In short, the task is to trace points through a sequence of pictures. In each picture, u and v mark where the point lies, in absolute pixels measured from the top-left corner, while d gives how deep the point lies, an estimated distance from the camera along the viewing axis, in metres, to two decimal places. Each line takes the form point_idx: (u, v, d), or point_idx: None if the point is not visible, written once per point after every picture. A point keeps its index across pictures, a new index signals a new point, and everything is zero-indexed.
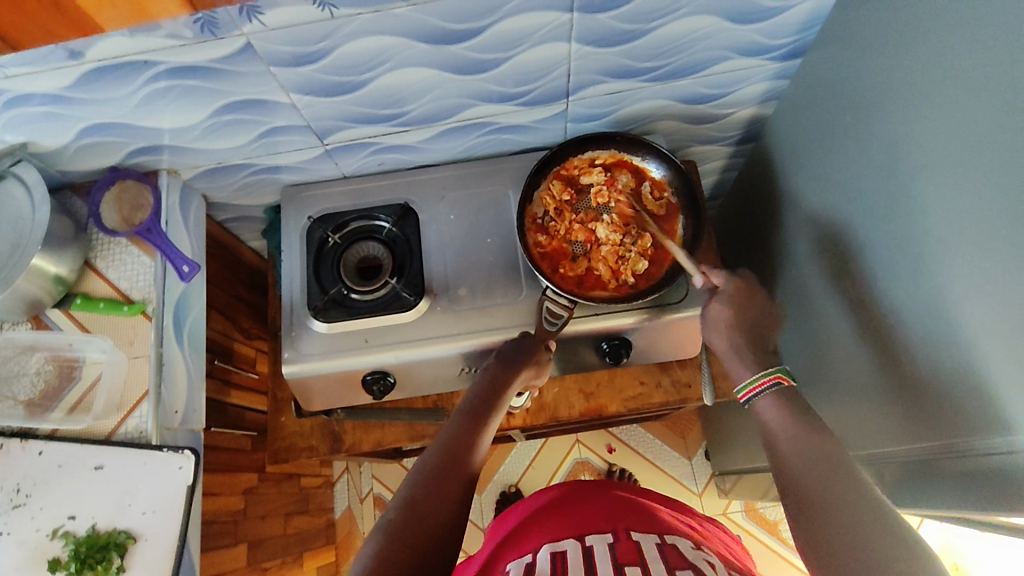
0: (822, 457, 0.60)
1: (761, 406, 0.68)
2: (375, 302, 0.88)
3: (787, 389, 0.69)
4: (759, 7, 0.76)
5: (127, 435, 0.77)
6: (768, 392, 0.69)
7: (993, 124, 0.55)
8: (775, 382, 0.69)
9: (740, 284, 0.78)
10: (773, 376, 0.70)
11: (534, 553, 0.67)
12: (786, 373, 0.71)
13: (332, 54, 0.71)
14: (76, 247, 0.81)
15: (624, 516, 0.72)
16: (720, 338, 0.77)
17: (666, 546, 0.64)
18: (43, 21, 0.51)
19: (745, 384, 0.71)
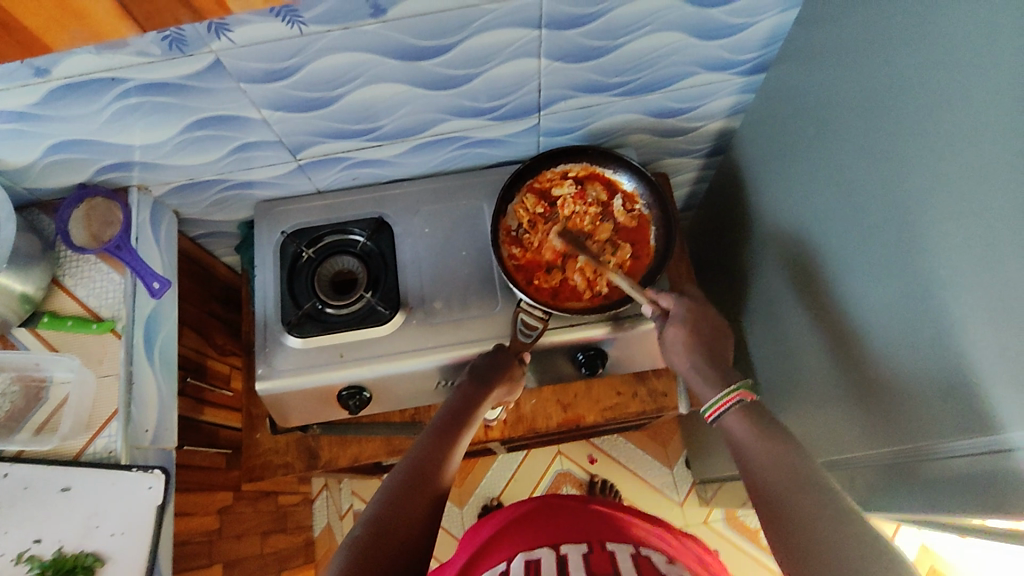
0: (787, 463, 0.62)
1: (730, 424, 0.70)
2: (350, 316, 0.88)
3: (750, 402, 0.71)
4: (723, 24, 0.78)
5: (95, 456, 0.76)
6: (733, 409, 0.71)
7: (947, 137, 0.57)
8: (740, 399, 0.71)
9: (689, 305, 0.82)
10: (737, 394, 0.72)
11: (508, 562, 0.68)
12: (748, 388, 0.73)
13: (302, 71, 0.71)
14: (42, 265, 0.80)
15: (599, 528, 0.72)
16: (681, 359, 0.80)
17: (639, 557, 0.65)
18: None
19: (711, 404, 0.73)
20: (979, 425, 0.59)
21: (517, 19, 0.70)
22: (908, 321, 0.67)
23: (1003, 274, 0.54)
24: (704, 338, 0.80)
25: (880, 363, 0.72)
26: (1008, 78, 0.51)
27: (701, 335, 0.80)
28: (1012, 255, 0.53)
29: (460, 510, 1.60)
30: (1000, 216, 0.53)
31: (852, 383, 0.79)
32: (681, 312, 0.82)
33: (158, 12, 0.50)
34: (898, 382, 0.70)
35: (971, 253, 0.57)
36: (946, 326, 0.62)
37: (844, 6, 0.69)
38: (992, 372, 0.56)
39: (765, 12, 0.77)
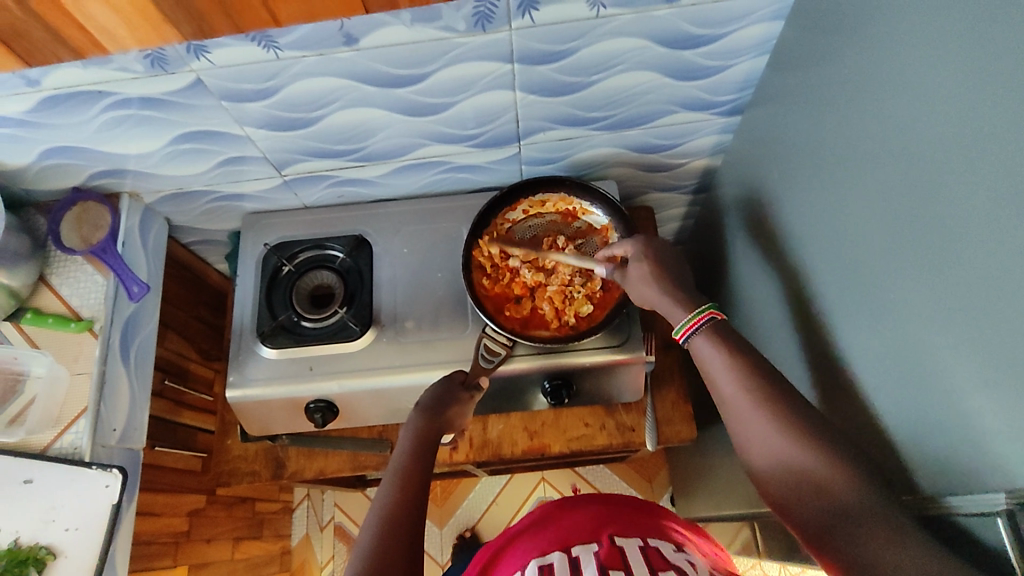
0: (777, 450, 0.61)
1: (698, 345, 0.71)
2: (322, 331, 0.90)
3: (719, 323, 0.71)
4: (697, 66, 0.79)
5: (61, 451, 0.78)
6: (701, 330, 0.71)
7: (893, 192, 0.57)
8: (708, 319, 0.72)
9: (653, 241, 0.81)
10: (708, 313, 0.72)
11: (521, 570, 0.66)
12: (717, 308, 0.73)
13: (282, 92, 0.74)
14: (30, 263, 0.83)
15: (612, 519, 0.72)
16: (650, 288, 0.77)
17: (648, 549, 0.66)
18: None
19: (682, 324, 0.73)
20: (929, 485, 0.58)
21: (487, 53, 0.72)
22: (863, 373, 0.66)
23: (942, 332, 0.53)
24: (671, 267, 0.78)
25: (840, 413, 0.71)
26: (949, 136, 0.51)
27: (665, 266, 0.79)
28: (949, 313, 0.52)
29: (440, 530, 1.59)
30: (939, 271, 0.53)
31: None
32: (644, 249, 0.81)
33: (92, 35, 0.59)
34: (857, 435, 0.68)
35: (916, 308, 0.57)
36: (897, 380, 0.61)
37: (811, 56, 0.69)
38: (942, 431, 0.55)
39: (739, 56, 0.78)
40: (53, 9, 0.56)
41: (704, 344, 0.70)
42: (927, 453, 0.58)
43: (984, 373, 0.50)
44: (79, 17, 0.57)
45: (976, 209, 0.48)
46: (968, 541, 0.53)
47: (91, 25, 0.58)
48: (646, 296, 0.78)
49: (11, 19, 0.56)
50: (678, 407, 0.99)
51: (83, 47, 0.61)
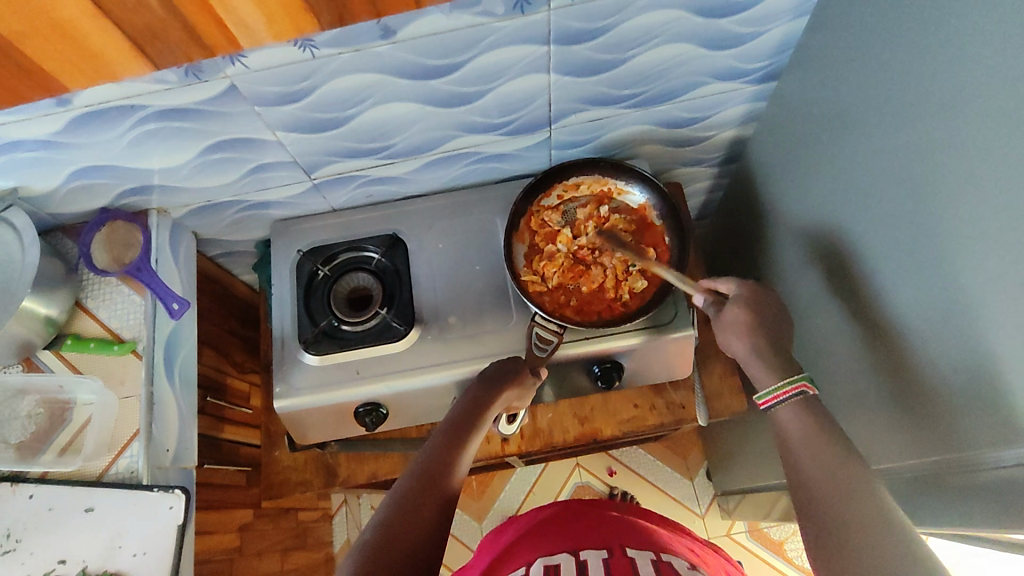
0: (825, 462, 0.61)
1: (782, 415, 0.68)
2: (365, 333, 0.88)
3: (810, 398, 0.67)
4: (731, 34, 0.78)
5: (117, 476, 0.77)
6: (790, 402, 0.67)
7: (951, 144, 0.57)
8: (799, 391, 0.68)
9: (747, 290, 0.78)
10: (801, 385, 0.68)
11: (528, 566, 0.67)
12: (811, 380, 0.69)
13: (316, 92, 0.73)
14: (66, 288, 0.82)
15: (620, 531, 0.71)
16: (738, 342, 0.75)
17: (661, 562, 0.64)
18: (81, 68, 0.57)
19: (766, 392, 0.70)
20: (993, 437, 0.58)
21: (526, 36, 0.71)
22: (917, 332, 0.66)
23: (1005, 282, 0.53)
24: (766, 320, 0.75)
25: (894, 374, 0.71)
26: (1006, 82, 0.50)
27: (761, 318, 0.75)
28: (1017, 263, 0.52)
29: (479, 524, 1.59)
30: (1004, 220, 0.53)
31: (866, 396, 0.78)
32: (740, 295, 0.77)
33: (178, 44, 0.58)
34: (913, 394, 0.68)
35: (975, 259, 0.57)
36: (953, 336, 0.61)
37: (851, 14, 0.68)
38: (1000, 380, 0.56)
39: (773, 21, 0.77)
40: (196, 6, 0.53)
41: (789, 413, 0.67)
42: (985, 403, 0.58)
43: None
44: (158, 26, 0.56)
45: None
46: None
47: (231, 20, 0.55)
48: (738, 354, 0.75)
49: (149, 18, 0.53)
50: (726, 380, 1.00)
51: (216, 46, 0.58)
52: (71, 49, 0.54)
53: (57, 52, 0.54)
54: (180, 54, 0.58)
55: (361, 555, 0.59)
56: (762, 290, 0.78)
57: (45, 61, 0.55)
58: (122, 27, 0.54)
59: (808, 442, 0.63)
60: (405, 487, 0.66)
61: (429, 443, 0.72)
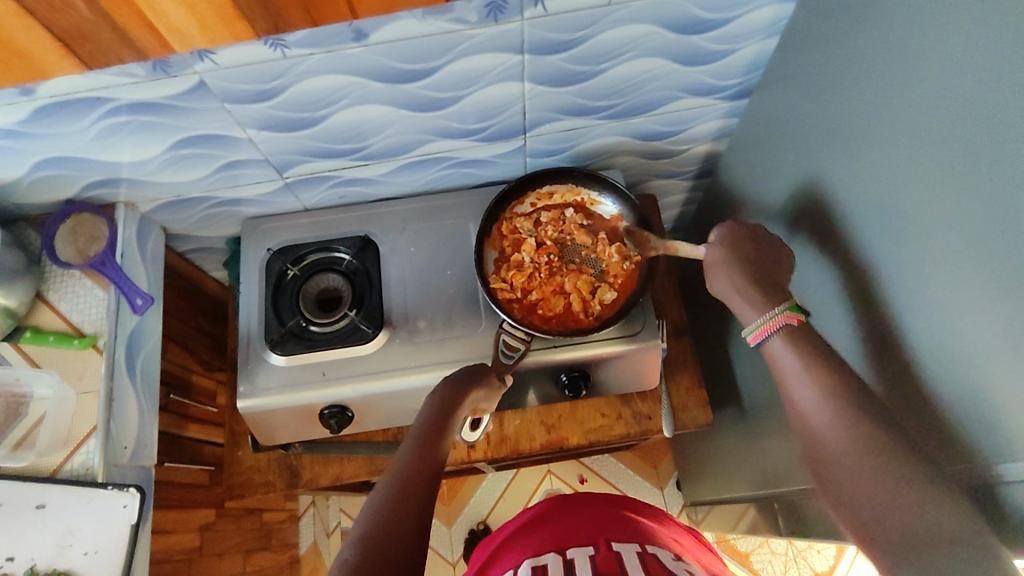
0: (854, 442, 0.56)
1: (772, 349, 0.66)
2: (333, 334, 0.88)
3: (797, 327, 0.66)
4: (705, 50, 0.79)
5: (72, 472, 0.75)
6: (777, 335, 0.66)
7: (913, 168, 0.58)
8: (785, 323, 0.66)
9: (732, 230, 0.76)
10: (784, 316, 0.66)
11: (515, 568, 0.66)
12: (796, 308, 0.67)
13: (288, 91, 0.73)
14: (27, 280, 0.80)
15: (607, 525, 0.71)
16: (719, 280, 0.74)
17: (646, 554, 0.64)
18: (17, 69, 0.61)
19: (754, 326, 0.69)
20: None
21: (499, 44, 0.71)
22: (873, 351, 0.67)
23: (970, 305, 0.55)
24: (749, 253, 0.74)
25: None
26: (964, 108, 0.51)
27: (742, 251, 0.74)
28: (979, 288, 0.53)
29: (448, 529, 1.58)
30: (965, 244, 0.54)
31: None
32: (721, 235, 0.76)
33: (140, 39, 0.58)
34: None
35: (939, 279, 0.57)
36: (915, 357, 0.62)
37: (819, 37, 0.70)
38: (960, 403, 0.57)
39: (747, 39, 0.78)
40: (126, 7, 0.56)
41: (780, 348, 0.65)
42: None
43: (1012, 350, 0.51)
44: (149, 16, 0.57)
45: (995, 181, 0.49)
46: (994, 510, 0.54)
47: (163, 24, 0.59)
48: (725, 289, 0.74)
49: (77, 19, 0.57)
50: (693, 392, 1.01)
51: (150, 50, 0.62)
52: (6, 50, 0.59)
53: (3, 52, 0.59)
54: (115, 56, 0.62)
55: (347, 565, 0.57)
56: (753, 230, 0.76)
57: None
58: (51, 28, 0.57)
59: (829, 414, 0.59)
60: (385, 492, 0.65)
61: (404, 450, 0.71)
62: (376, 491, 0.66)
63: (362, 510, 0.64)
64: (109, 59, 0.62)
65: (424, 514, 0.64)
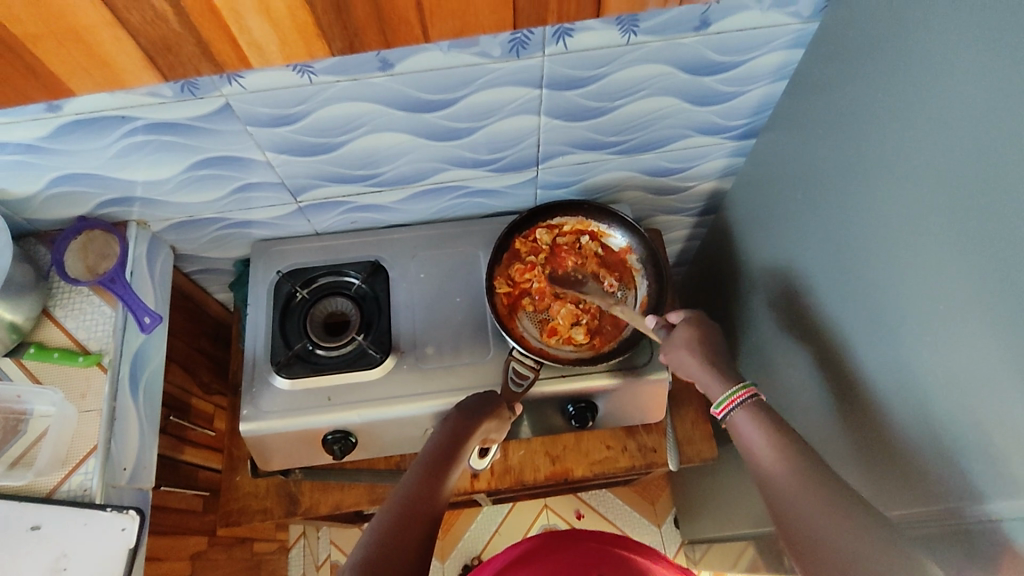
0: (808, 487, 0.63)
1: (737, 420, 0.72)
2: (340, 359, 0.87)
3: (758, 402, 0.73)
4: (714, 92, 0.81)
5: (69, 494, 0.73)
6: (743, 407, 0.73)
7: (920, 209, 0.60)
8: (749, 397, 0.73)
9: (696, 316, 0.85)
10: (748, 392, 0.73)
11: None
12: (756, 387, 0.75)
13: (310, 117, 0.74)
14: (35, 295, 0.80)
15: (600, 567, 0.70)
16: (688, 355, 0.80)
17: None
18: (92, 77, 0.59)
19: (722, 399, 0.74)
20: (966, 494, 0.59)
21: (519, 79, 0.74)
22: None
23: (978, 342, 0.56)
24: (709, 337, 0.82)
25: (864, 425, 0.73)
26: (970, 151, 0.53)
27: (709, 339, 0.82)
28: (992, 323, 0.54)
29: (441, 565, 1.55)
30: (975, 283, 0.55)
31: (834, 448, 0.79)
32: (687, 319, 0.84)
33: (180, 64, 0.59)
34: (883, 447, 0.70)
35: (949, 315, 0.59)
36: (927, 392, 0.63)
37: (827, 83, 0.72)
38: (973, 438, 0.57)
39: (754, 82, 0.81)
40: (213, 22, 0.55)
41: (744, 407, 0.73)
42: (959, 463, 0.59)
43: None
44: (234, 30, 0.57)
45: (1005, 218, 0.51)
46: (1006, 545, 0.54)
47: (244, 39, 0.58)
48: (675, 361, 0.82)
49: (165, 32, 0.55)
50: (698, 426, 1.02)
51: (227, 63, 0.60)
52: (84, 56, 0.56)
53: (76, 61, 0.57)
54: (193, 70, 0.60)
55: None
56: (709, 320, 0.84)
57: (57, 65, 0.57)
58: (138, 38, 0.56)
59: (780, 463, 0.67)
60: (386, 519, 0.65)
61: (408, 477, 0.71)
62: (376, 518, 0.65)
63: (361, 537, 0.63)
64: (188, 72, 0.60)
65: (425, 544, 0.64)
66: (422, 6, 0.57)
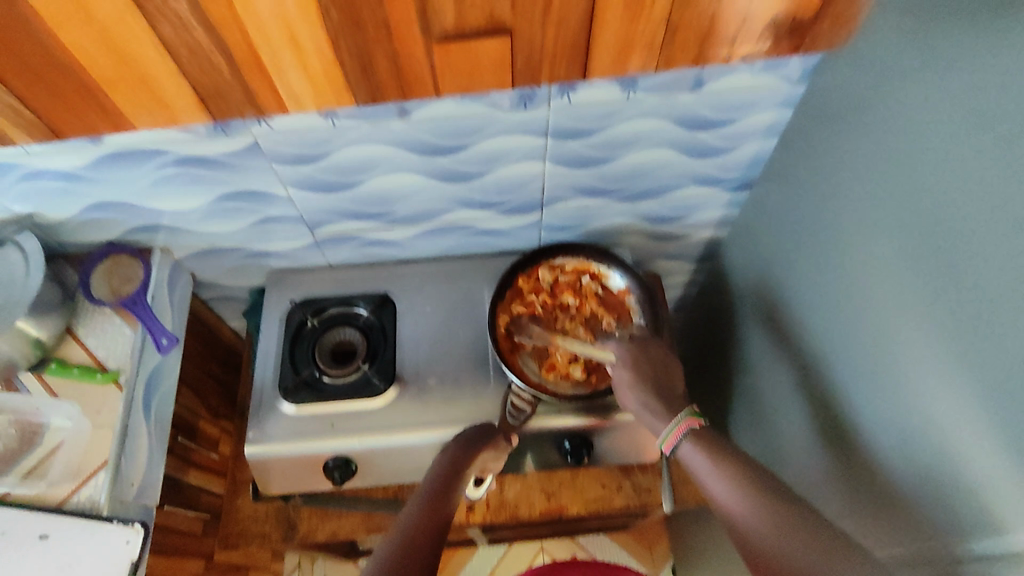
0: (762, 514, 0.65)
1: (683, 452, 0.76)
2: (346, 387, 0.90)
3: (699, 430, 0.76)
4: (710, 145, 0.87)
5: (78, 506, 0.76)
6: (685, 439, 0.76)
7: (902, 260, 0.64)
8: (689, 426, 0.77)
9: (631, 346, 0.85)
10: (687, 420, 0.77)
11: None
12: (696, 413, 0.78)
13: (331, 157, 0.80)
14: (59, 313, 0.84)
15: None
16: (632, 396, 0.81)
17: None
18: (148, 114, 0.65)
19: (665, 435, 0.78)
20: (949, 537, 0.60)
21: (526, 129, 0.79)
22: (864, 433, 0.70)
23: (956, 388, 0.58)
24: (646, 369, 0.82)
25: (854, 468, 0.75)
26: (946, 206, 0.57)
27: (643, 371, 0.82)
28: (969, 369, 0.57)
29: None
30: (953, 330, 0.58)
31: (825, 492, 0.81)
32: (620, 354, 0.84)
33: (226, 106, 0.65)
34: (871, 491, 0.72)
35: (930, 361, 0.61)
36: (913, 436, 0.65)
37: (815, 141, 0.77)
38: (955, 482, 0.59)
39: (748, 138, 0.86)
40: (257, 73, 0.62)
41: (687, 444, 0.76)
42: (942, 506, 0.61)
43: (999, 433, 0.54)
44: (274, 79, 0.63)
45: (980, 270, 0.54)
46: None
47: (283, 88, 0.64)
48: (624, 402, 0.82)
49: (217, 80, 0.62)
50: None
51: (266, 108, 0.66)
52: (143, 97, 0.63)
53: (137, 101, 0.63)
54: (237, 112, 0.66)
55: None
56: (646, 350, 0.84)
57: (126, 106, 0.64)
58: (193, 85, 0.62)
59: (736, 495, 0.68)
60: (393, 544, 0.65)
61: (411, 505, 0.71)
62: (383, 544, 0.66)
63: (371, 562, 0.63)
64: (233, 115, 0.66)
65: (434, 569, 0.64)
66: (435, 66, 0.63)
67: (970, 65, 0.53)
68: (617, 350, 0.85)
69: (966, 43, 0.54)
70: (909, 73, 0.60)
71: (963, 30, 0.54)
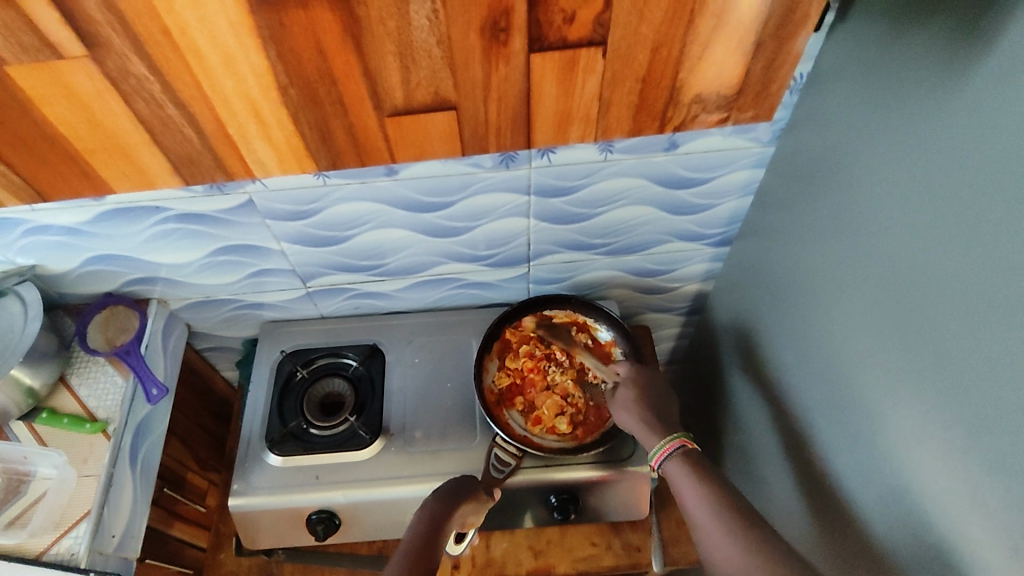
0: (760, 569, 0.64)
1: (669, 470, 0.78)
2: (332, 438, 0.91)
3: (689, 452, 0.79)
4: (689, 203, 0.90)
5: (57, 557, 0.75)
6: (673, 457, 0.78)
7: (874, 315, 0.65)
8: (679, 445, 0.79)
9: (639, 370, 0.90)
10: (678, 440, 0.80)
11: None
12: (688, 437, 0.81)
13: (322, 213, 0.83)
14: (54, 362, 0.87)
15: None
16: (629, 412, 0.85)
17: None
18: (129, 180, 0.68)
19: (656, 450, 0.81)
20: None
21: (509, 187, 0.83)
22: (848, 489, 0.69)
23: (931, 443, 0.58)
24: (651, 394, 0.86)
25: (839, 526, 0.74)
26: (911, 263, 0.59)
27: (648, 395, 0.86)
28: (942, 424, 0.57)
29: None
30: (925, 384, 0.59)
31: (812, 551, 0.79)
32: (629, 375, 0.89)
33: (199, 173, 0.68)
34: (856, 551, 0.70)
35: (906, 416, 0.61)
36: (893, 493, 0.64)
37: (788, 199, 0.80)
38: (936, 539, 0.58)
39: (725, 196, 0.89)
40: (227, 146, 0.65)
41: (679, 472, 0.76)
42: (925, 565, 0.60)
43: (976, 489, 0.54)
44: (243, 153, 0.66)
45: (946, 325, 0.56)
46: None
47: (251, 158, 0.67)
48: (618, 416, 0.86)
49: (190, 149, 0.65)
50: (683, 526, 1.02)
51: (237, 176, 0.69)
52: (128, 164, 0.66)
53: (117, 166, 0.66)
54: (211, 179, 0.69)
55: None
56: (659, 379, 0.89)
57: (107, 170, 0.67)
58: (170, 155, 0.65)
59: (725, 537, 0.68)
60: None
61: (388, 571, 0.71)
62: None
63: None
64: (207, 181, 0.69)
65: None
66: (388, 139, 0.67)
67: (924, 131, 0.57)
68: (625, 372, 0.90)
69: (920, 111, 0.57)
70: (871, 137, 0.63)
71: (916, 100, 0.57)
